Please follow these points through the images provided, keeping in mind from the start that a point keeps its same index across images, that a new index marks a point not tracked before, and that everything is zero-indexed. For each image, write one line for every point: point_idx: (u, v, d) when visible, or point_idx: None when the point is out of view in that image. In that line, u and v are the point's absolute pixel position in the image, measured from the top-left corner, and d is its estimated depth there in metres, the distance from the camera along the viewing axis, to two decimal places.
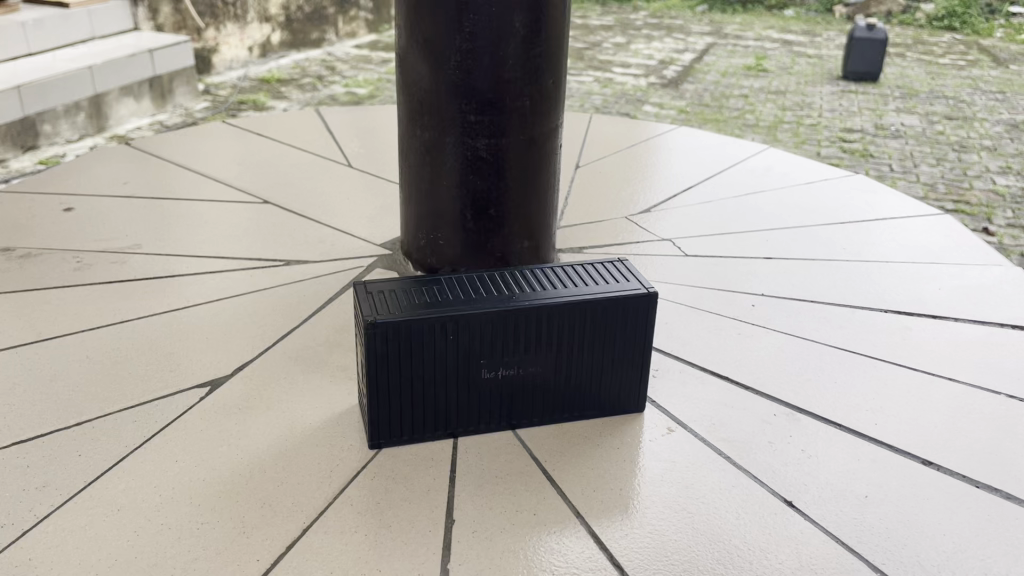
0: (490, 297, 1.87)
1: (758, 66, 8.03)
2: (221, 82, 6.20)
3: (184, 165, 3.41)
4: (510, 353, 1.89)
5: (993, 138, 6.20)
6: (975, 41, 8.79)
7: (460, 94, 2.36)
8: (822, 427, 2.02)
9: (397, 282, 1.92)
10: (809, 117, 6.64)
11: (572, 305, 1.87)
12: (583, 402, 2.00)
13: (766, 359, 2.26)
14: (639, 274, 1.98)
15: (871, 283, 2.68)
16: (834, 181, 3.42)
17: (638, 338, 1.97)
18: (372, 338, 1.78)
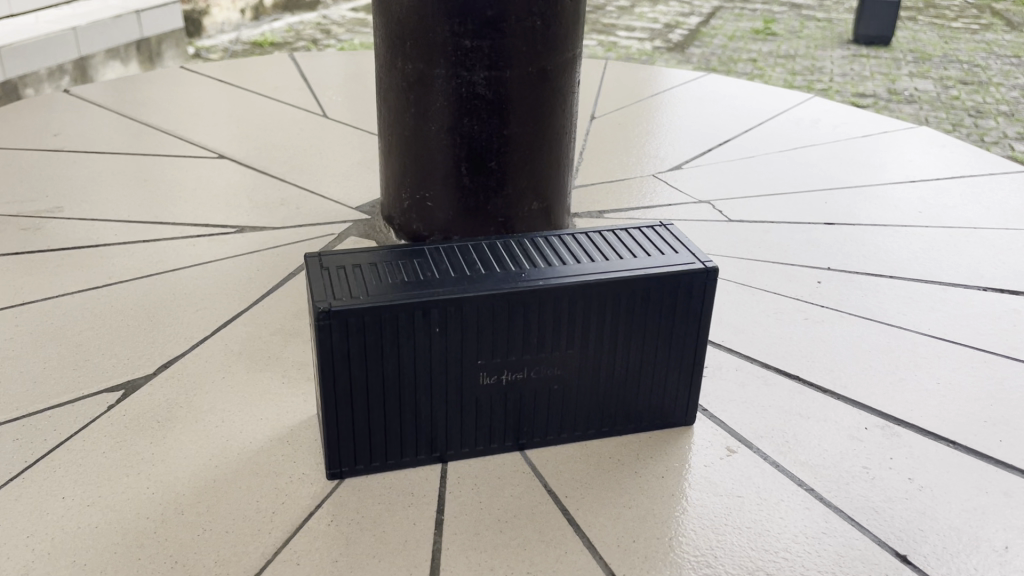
0: (491, 275, 1.37)
1: (767, 29, 7.48)
2: (212, 46, 5.79)
3: (131, 116, 2.88)
4: (518, 350, 1.39)
5: (1010, 104, 5.67)
6: (989, 5, 8.21)
7: (451, 12, 1.84)
8: (931, 447, 1.53)
9: (366, 253, 1.41)
10: (820, 82, 6.12)
11: (601, 285, 1.37)
12: (615, 415, 1.50)
13: (846, 354, 1.76)
14: (692, 243, 1.48)
15: (959, 253, 2.17)
16: (896, 134, 2.90)
17: (691, 329, 1.46)
18: (326, 331, 1.28)
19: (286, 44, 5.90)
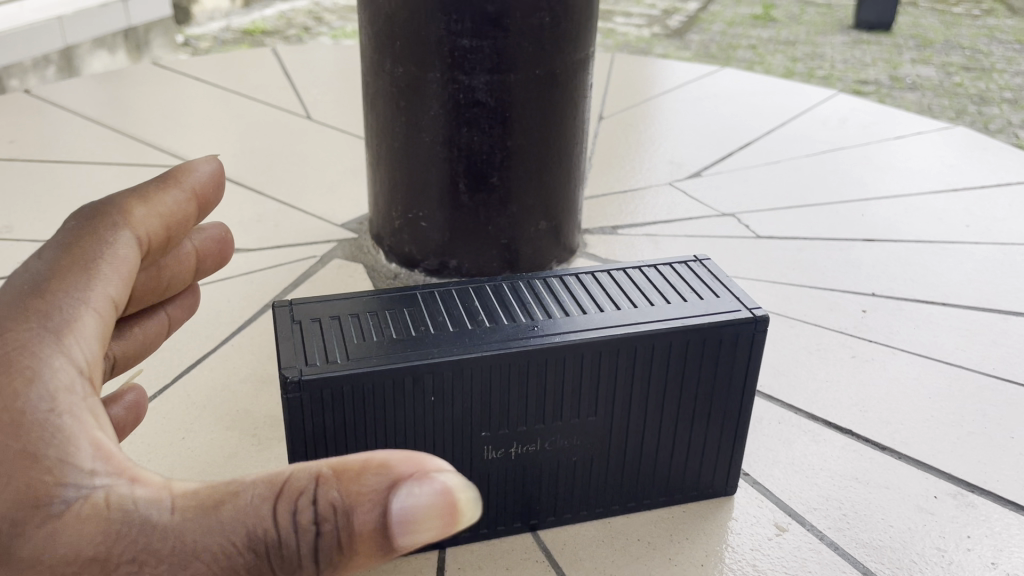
0: (496, 328, 1.13)
1: (767, 15, 7.24)
2: (201, 35, 5.57)
3: (97, 119, 2.64)
4: (530, 418, 1.16)
5: (1015, 90, 5.45)
6: None
7: (447, 9, 1.60)
8: (1013, 519, 1.30)
9: (347, 298, 1.18)
10: (821, 68, 5.89)
11: (631, 342, 1.14)
12: (642, 487, 1.28)
13: (903, 400, 1.54)
14: (736, 286, 1.24)
15: (1016, 275, 1.94)
16: (931, 135, 2.66)
17: (734, 388, 1.23)
18: (296, 404, 1.05)
19: (278, 32, 5.68)
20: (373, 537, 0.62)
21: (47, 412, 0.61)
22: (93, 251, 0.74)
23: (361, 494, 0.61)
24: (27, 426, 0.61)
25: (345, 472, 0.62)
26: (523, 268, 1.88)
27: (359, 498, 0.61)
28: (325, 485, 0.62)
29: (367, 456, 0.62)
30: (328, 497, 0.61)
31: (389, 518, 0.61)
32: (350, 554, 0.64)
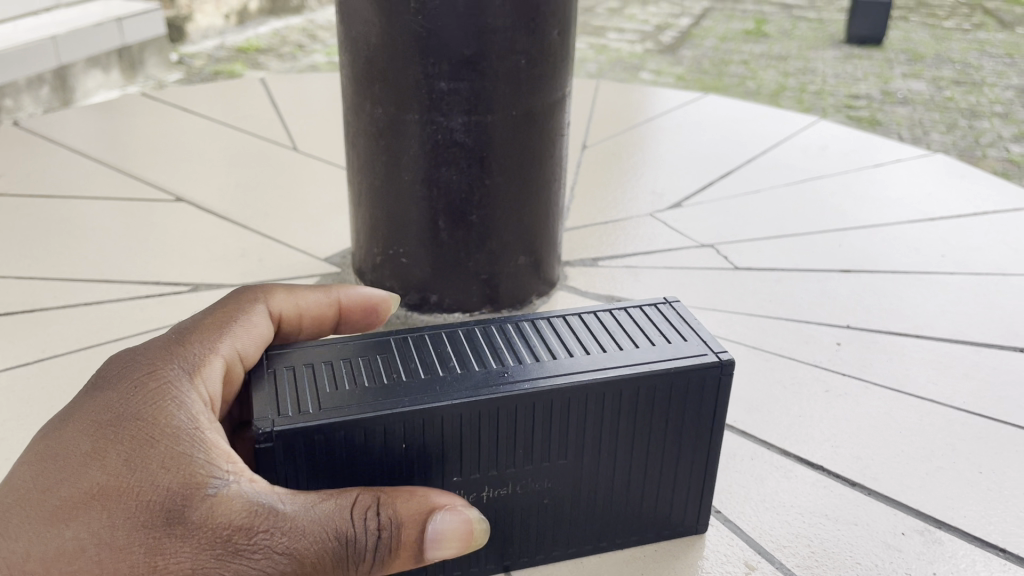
0: (467, 375, 1.15)
1: (758, 30, 7.32)
2: (195, 53, 5.63)
3: (83, 151, 2.67)
4: (502, 462, 1.18)
5: (1005, 105, 5.60)
6: (979, 3, 8.14)
7: (424, 53, 1.63)
8: (979, 556, 1.33)
9: (322, 343, 1.20)
10: (813, 83, 5.99)
11: (599, 387, 1.16)
12: (614, 527, 1.30)
13: (875, 436, 1.56)
14: (704, 329, 1.26)
15: (989, 307, 1.97)
16: (910, 163, 2.69)
17: (702, 429, 1.25)
18: (269, 454, 1.07)
19: (271, 49, 5.76)
20: (410, 546, 0.98)
21: (193, 427, 0.96)
22: (229, 318, 1.16)
23: (411, 513, 0.98)
24: (183, 434, 0.95)
25: (398, 499, 0.99)
26: (504, 303, 1.91)
27: (407, 515, 0.98)
28: (384, 502, 0.98)
29: (411, 491, 1.01)
30: (388, 517, 0.97)
31: (425, 534, 0.99)
32: (395, 559, 0.98)
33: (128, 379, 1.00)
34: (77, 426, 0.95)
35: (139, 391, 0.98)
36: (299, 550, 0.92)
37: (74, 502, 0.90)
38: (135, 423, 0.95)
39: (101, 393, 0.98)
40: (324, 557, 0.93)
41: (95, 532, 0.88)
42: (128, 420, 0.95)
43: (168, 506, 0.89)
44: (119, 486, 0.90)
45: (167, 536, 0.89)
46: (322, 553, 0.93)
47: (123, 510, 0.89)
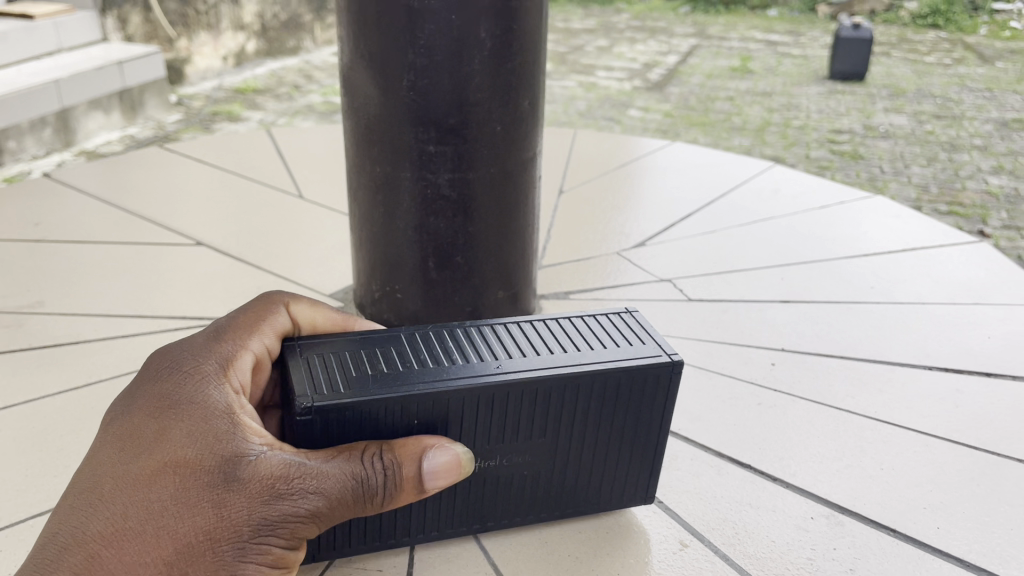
0: (466, 365, 1.39)
1: (744, 66, 8.65)
2: (195, 92, 6.36)
3: (109, 200, 2.98)
4: (490, 441, 1.43)
5: (983, 137, 6.60)
6: (962, 41, 10.50)
7: (416, 121, 1.94)
8: (873, 534, 1.61)
9: (342, 337, 1.42)
10: (799, 117, 7.10)
11: (574, 379, 1.41)
12: (577, 496, 1.58)
13: (796, 439, 1.85)
14: (656, 335, 1.52)
15: (907, 334, 2.26)
16: (853, 204, 3.01)
17: (656, 415, 1.51)
18: (306, 427, 1.29)
19: (268, 89, 6.50)
20: (412, 483, 1.23)
21: (231, 409, 1.21)
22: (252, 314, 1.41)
23: (409, 453, 1.23)
24: (227, 415, 1.19)
25: (397, 446, 1.23)
26: None
27: (406, 457, 1.23)
28: (387, 449, 1.22)
29: (407, 439, 1.25)
30: (390, 457, 1.22)
31: (422, 470, 1.23)
32: (400, 493, 1.22)
33: (177, 374, 1.24)
34: (141, 415, 1.18)
35: (188, 383, 1.23)
36: (327, 490, 1.16)
37: (148, 471, 1.12)
38: (189, 408, 1.19)
39: (156, 387, 1.22)
40: (346, 495, 1.17)
41: (168, 490, 1.11)
42: (182, 406, 1.19)
43: (223, 468, 1.13)
44: (183, 453, 1.13)
45: (225, 488, 1.12)
46: (345, 490, 1.17)
47: (189, 472, 1.12)
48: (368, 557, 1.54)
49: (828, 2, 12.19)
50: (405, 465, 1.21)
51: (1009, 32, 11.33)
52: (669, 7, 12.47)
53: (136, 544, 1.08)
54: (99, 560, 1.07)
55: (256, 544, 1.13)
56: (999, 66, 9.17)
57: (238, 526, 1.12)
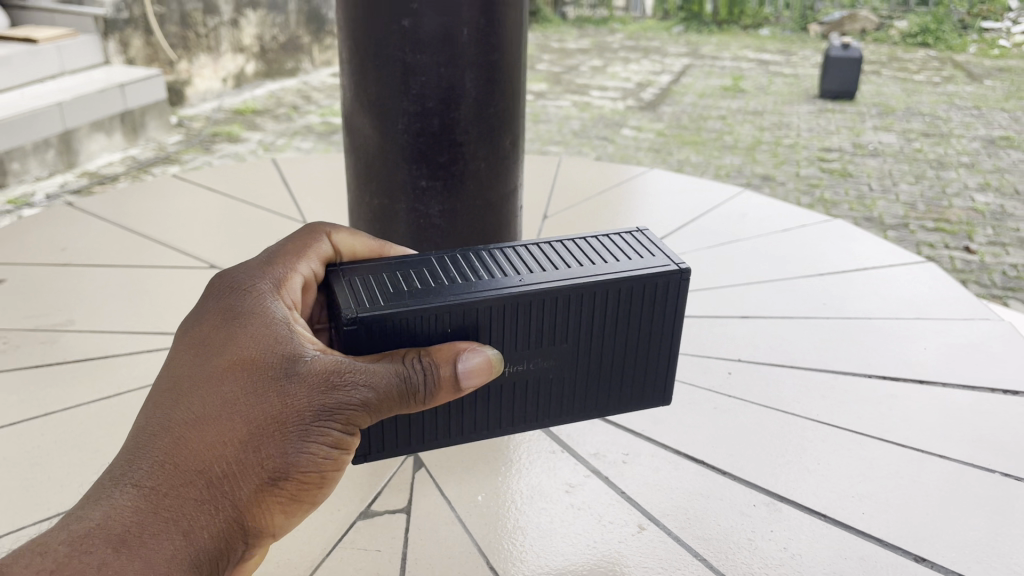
0: (494, 280, 1.46)
1: (735, 87, 10.19)
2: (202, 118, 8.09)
3: (129, 227, 3.24)
4: (519, 349, 1.50)
5: (972, 155, 8.12)
6: (949, 58, 11.66)
7: (410, 160, 2.20)
8: (806, 519, 1.85)
9: (374, 264, 1.50)
10: (787, 137, 8.57)
11: (595, 287, 1.48)
12: (602, 403, 1.66)
13: (745, 438, 2.10)
14: (667, 249, 1.58)
15: (853, 345, 2.51)
16: (814, 227, 3.26)
17: (672, 318, 1.58)
18: (349, 337, 1.36)
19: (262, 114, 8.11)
20: (451, 385, 1.24)
21: (291, 319, 1.26)
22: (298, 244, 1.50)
23: (444, 356, 1.24)
24: (287, 322, 1.24)
25: (438, 347, 1.26)
26: None
27: (446, 356, 1.25)
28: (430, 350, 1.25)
29: (447, 343, 1.29)
30: (430, 360, 1.23)
31: (457, 372, 1.24)
32: (442, 394, 1.24)
33: (240, 291, 1.30)
34: (211, 324, 1.23)
35: (248, 297, 1.28)
36: (376, 383, 1.19)
37: (218, 368, 1.16)
38: (253, 315, 1.24)
39: (222, 301, 1.28)
40: (396, 391, 1.19)
41: (238, 381, 1.15)
42: (247, 314, 1.24)
43: (284, 363, 1.17)
44: (249, 349, 1.18)
45: (289, 379, 1.16)
46: (394, 384, 1.20)
47: (255, 366, 1.16)
48: (370, 540, 1.80)
49: (815, 21, 13.23)
50: (442, 366, 1.22)
51: (997, 51, 11.98)
52: (662, 27, 13.42)
53: (212, 429, 1.11)
54: (181, 443, 1.10)
55: (319, 433, 1.17)
56: (987, 84, 10.47)
57: (301, 414, 1.15)
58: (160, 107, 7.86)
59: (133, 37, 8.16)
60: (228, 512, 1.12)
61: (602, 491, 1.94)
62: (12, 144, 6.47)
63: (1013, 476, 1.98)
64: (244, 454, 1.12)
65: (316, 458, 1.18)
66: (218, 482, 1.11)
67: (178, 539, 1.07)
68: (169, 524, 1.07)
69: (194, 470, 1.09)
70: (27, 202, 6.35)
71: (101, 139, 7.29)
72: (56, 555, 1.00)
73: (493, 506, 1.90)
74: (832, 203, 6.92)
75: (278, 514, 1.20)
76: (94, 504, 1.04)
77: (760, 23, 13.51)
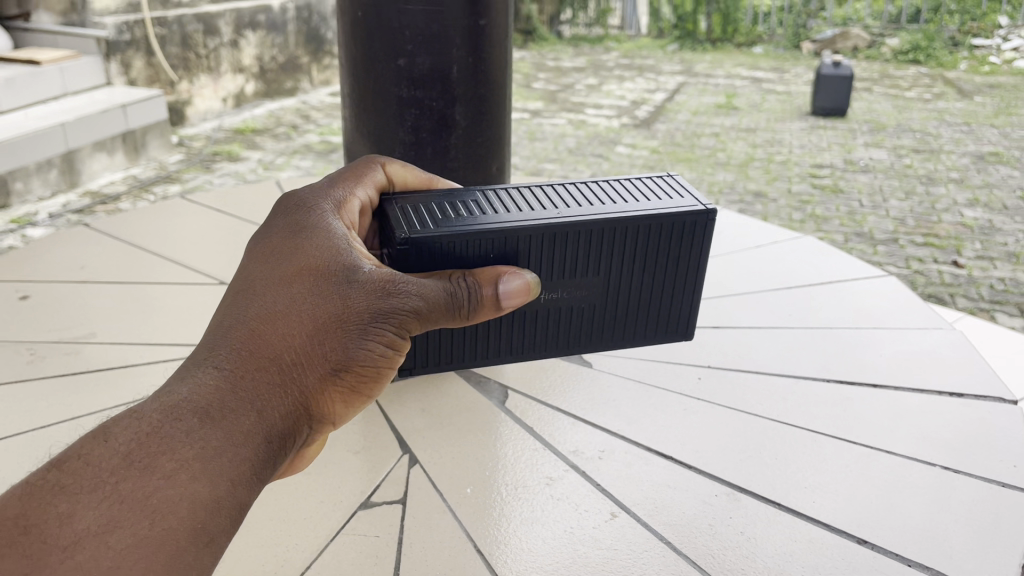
0: (532, 213, 1.70)
1: (728, 104, 10.45)
2: (196, 135, 8.85)
3: (142, 246, 3.45)
4: (555, 276, 1.75)
5: (961, 170, 8.36)
6: (940, 74, 11.94)
7: None
8: (762, 508, 2.06)
9: (426, 197, 1.76)
10: (780, 153, 8.82)
11: (623, 222, 1.72)
12: (621, 330, 1.90)
13: (710, 435, 2.32)
14: (692, 192, 1.82)
15: (813, 351, 2.72)
16: (784, 243, 3.49)
17: (693, 256, 1.82)
18: (403, 255, 1.60)
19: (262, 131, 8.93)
20: (491, 305, 1.38)
21: (347, 234, 1.34)
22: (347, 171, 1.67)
23: (487, 277, 1.39)
24: (344, 237, 1.32)
25: (479, 273, 1.39)
26: None
27: (485, 280, 1.39)
28: (471, 275, 1.38)
29: (481, 270, 1.42)
30: (473, 279, 1.37)
31: (499, 293, 1.39)
32: (476, 315, 1.37)
33: (296, 211, 1.37)
34: (275, 235, 1.29)
35: (308, 215, 1.35)
36: (427, 295, 1.29)
37: (289, 268, 1.22)
38: (314, 229, 1.31)
39: (282, 219, 1.34)
40: (444, 301, 1.31)
41: (306, 282, 1.21)
42: (308, 228, 1.31)
43: (348, 268, 1.25)
44: (314, 256, 1.24)
45: (351, 282, 1.23)
46: (444, 296, 1.32)
47: (320, 270, 1.23)
48: (370, 527, 2.01)
49: (808, 39, 13.51)
50: (485, 286, 1.37)
51: (987, 67, 12.23)
52: (656, 45, 13.70)
53: (284, 321, 1.16)
54: (256, 333, 1.14)
55: (379, 332, 1.23)
56: (977, 101, 10.75)
57: (363, 313, 1.23)
58: (160, 127, 8.07)
59: (135, 58, 8.37)
60: (297, 398, 1.15)
61: (579, 483, 2.14)
62: (14, 165, 6.70)
63: (951, 468, 2.20)
64: (313, 344, 1.17)
65: (374, 355, 1.24)
66: (290, 368, 1.15)
67: (256, 416, 1.10)
68: (247, 402, 1.10)
69: (268, 356, 1.13)
70: (30, 221, 6.59)
71: (103, 158, 7.52)
72: (147, 419, 1.04)
73: (481, 497, 2.11)
74: (823, 219, 7.16)
75: (337, 408, 1.25)
76: (178, 382, 1.08)
77: (753, 41, 13.78)
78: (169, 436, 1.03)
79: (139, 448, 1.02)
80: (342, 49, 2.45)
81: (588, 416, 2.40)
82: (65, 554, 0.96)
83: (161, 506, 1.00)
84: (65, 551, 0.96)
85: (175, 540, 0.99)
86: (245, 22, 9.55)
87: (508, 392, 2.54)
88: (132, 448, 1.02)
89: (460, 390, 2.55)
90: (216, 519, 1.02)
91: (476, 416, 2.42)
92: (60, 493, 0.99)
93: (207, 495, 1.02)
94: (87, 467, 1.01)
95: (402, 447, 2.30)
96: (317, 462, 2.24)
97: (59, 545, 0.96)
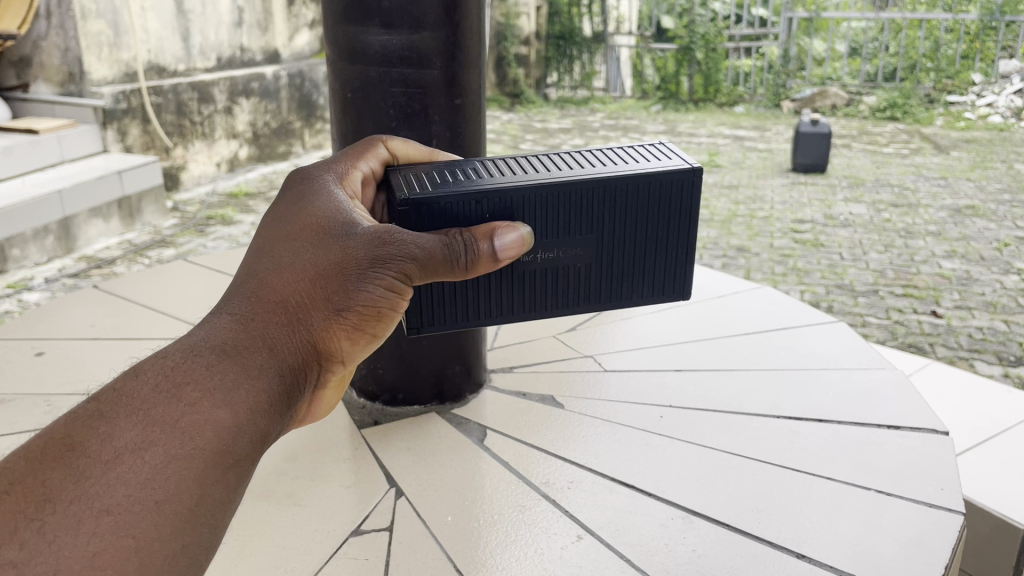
0: (526, 176, 1.85)
1: (710, 163, 10.84)
2: (191, 200, 9.18)
3: (148, 305, 3.71)
4: (549, 234, 1.87)
5: (938, 223, 8.70)
6: (917, 130, 12.38)
7: None
8: (713, 530, 2.29)
9: (427, 168, 1.94)
10: (760, 209, 9.17)
11: (612, 180, 1.85)
12: (624, 290, 1.98)
13: (670, 467, 2.56)
14: (680, 154, 1.95)
15: (768, 391, 2.98)
16: (745, 293, 3.78)
17: (685, 215, 1.93)
18: (404, 215, 1.76)
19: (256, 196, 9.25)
20: (487, 260, 1.58)
21: (347, 204, 1.58)
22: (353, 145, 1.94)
23: (483, 234, 1.59)
24: (344, 207, 1.56)
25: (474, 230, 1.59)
26: (448, 397, 2.97)
27: (480, 235, 1.59)
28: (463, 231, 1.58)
29: (479, 227, 1.62)
30: (471, 237, 1.56)
31: (494, 249, 1.59)
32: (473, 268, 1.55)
33: (304, 188, 1.63)
34: (285, 208, 1.55)
35: (311, 191, 1.61)
36: (424, 246, 1.48)
37: (293, 235, 1.46)
38: (317, 201, 1.56)
39: (293, 197, 1.59)
40: (442, 253, 1.50)
41: (306, 243, 1.44)
42: (312, 201, 1.56)
43: (347, 230, 1.47)
44: (314, 222, 1.49)
45: (347, 239, 1.45)
46: (440, 249, 1.51)
47: (319, 233, 1.47)
48: (360, 551, 2.24)
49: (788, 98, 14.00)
50: (482, 243, 1.56)
51: (963, 122, 12.66)
52: (641, 106, 14.17)
53: (289, 273, 1.39)
54: (264, 285, 1.38)
55: (377, 277, 1.44)
56: (952, 155, 11.15)
57: (359, 262, 1.44)
58: (155, 192, 8.37)
59: (132, 126, 8.71)
60: (305, 336, 1.35)
61: (551, 511, 2.37)
62: (13, 231, 6.99)
63: (884, 491, 2.43)
64: (313, 292, 1.39)
65: (374, 298, 1.45)
66: (296, 311, 1.37)
67: (269, 352, 1.30)
68: (259, 341, 1.30)
69: (274, 302, 1.36)
70: (26, 286, 6.85)
71: (99, 224, 7.81)
72: (173, 358, 1.22)
73: (461, 523, 2.34)
74: (805, 272, 7.45)
75: (342, 347, 1.46)
76: (200, 326, 1.28)
77: (736, 101, 14.26)
78: (193, 368, 1.21)
79: (167, 379, 1.19)
80: (335, 127, 2.76)
81: (561, 451, 2.65)
82: (108, 467, 1.09)
83: (190, 428, 1.16)
84: (107, 465, 1.09)
85: (203, 457, 1.15)
86: (239, 91, 9.94)
87: (486, 431, 2.79)
88: (161, 380, 1.19)
89: (443, 431, 2.80)
90: (239, 440, 1.19)
91: (457, 452, 2.67)
92: (100, 418, 1.13)
93: (229, 420, 1.19)
94: (121, 398, 1.16)
95: (389, 482, 2.54)
96: (311, 496, 2.47)
97: (102, 459, 1.10)
